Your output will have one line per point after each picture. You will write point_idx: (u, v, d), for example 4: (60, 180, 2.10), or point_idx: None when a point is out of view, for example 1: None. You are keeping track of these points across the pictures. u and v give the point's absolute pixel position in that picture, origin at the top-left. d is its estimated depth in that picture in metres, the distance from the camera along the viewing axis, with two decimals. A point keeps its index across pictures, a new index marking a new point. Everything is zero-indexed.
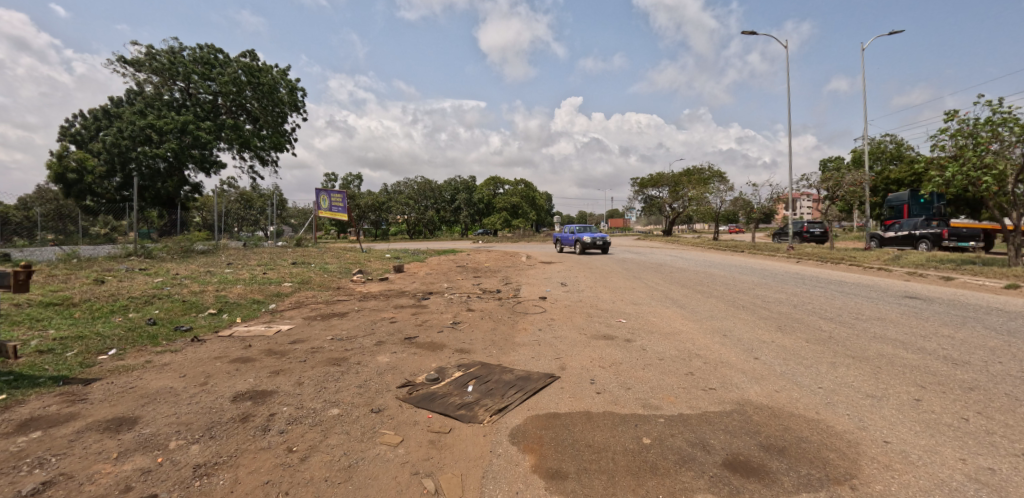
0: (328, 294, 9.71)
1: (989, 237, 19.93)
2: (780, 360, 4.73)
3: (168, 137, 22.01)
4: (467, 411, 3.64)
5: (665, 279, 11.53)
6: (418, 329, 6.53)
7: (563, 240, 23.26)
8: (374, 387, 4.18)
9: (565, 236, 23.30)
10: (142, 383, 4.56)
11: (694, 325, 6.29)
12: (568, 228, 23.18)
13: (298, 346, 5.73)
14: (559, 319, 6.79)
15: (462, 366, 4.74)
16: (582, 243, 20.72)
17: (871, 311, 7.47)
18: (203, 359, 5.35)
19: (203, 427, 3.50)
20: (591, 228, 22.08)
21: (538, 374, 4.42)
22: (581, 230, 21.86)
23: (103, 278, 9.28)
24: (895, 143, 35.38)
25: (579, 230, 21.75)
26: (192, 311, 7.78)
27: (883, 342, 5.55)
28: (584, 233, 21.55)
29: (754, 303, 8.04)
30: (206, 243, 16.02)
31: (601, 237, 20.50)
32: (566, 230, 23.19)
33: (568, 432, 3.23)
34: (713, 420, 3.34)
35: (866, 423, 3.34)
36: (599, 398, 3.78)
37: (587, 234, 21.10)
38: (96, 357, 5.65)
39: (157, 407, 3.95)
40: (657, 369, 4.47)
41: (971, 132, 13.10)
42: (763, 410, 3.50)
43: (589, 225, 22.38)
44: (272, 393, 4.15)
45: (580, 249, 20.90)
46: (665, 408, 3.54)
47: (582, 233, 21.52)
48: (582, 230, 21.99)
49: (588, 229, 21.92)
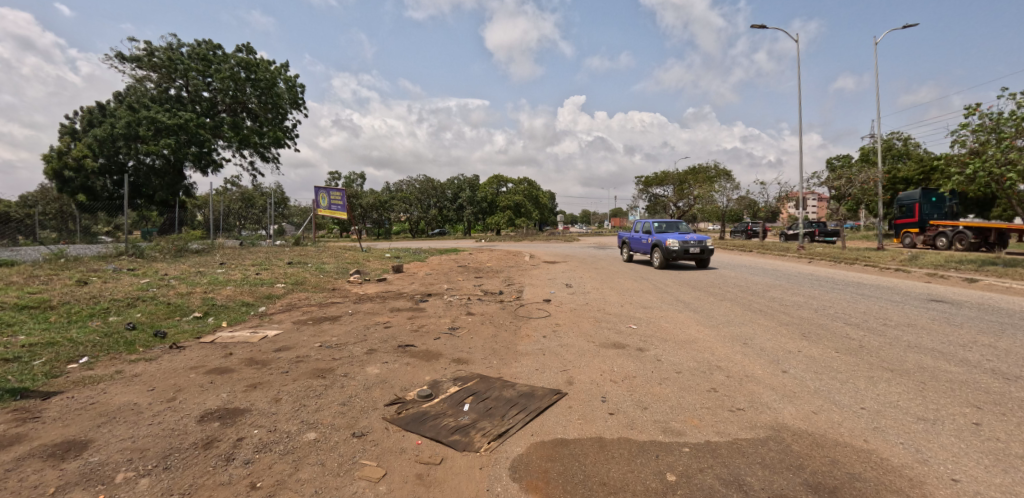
0: (323, 295, 9.26)
1: (1003, 236, 19.06)
2: (812, 374, 4.26)
3: (165, 134, 21.70)
4: (463, 436, 3.18)
5: (674, 281, 11.03)
6: (413, 335, 6.07)
7: (633, 243, 16.03)
8: (358, 406, 3.71)
9: (635, 237, 15.99)
10: (105, 399, 4.15)
11: (711, 332, 5.80)
12: (640, 225, 15.93)
13: (282, 355, 5.28)
14: (565, 324, 6.32)
15: (459, 380, 4.28)
16: (664, 250, 13.60)
17: (898, 316, 6.97)
18: (177, 369, 4.94)
19: (160, 455, 3.09)
20: (677, 225, 14.78)
21: (543, 389, 3.96)
22: (662, 229, 14.60)
23: (87, 279, 8.87)
24: (904, 141, 34.78)
25: (658, 230, 14.55)
26: (176, 314, 7.36)
27: (921, 352, 5.05)
28: (667, 233, 14.38)
29: (771, 307, 7.55)
30: (201, 242, 15.62)
31: (696, 241, 13.37)
32: (638, 228, 15.86)
33: (579, 466, 2.77)
34: (747, 451, 2.87)
35: (927, 454, 2.87)
36: (613, 421, 3.32)
37: (672, 236, 13.92)
38: (66, 366, 5.23)
39: (114, 428, 3.54)
40: (675, 384, 4.00)
41: (993, 127, 12.57)
42: (802, 437, 3.03)
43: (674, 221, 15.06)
44: (244, 411, 3.72)
45: (662, 259, 13.75)
46: (690, 433, 3.09)
47: (665, 233, 14.32)
48: (663, 228, 14.69)
49: (673, 227, 14.70)
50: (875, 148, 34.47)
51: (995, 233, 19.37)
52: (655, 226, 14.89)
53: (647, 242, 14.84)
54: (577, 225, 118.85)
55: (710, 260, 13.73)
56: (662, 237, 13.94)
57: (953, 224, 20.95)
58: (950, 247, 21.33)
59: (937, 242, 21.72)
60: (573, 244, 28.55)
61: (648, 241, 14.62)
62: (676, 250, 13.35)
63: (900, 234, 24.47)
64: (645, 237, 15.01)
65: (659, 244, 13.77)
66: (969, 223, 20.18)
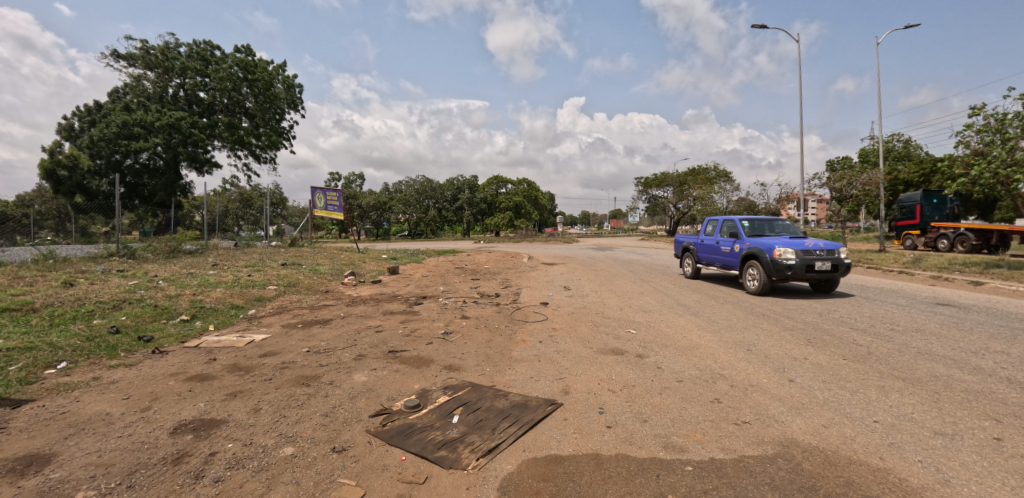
0: (315, 298, 9.05)
1: (1004, 238, 18.77)
2: (821, 383, 4.06)
3: (158, 134, 21.45)
4: (450, 452, 2.98)
5: (674, 283, 10.83)
6: (405, 340, 5.86)
7: (702, 251, 11.24)
8: (341, 417, 3.50)
9: (707, 243, 11.12)
10: (77, 408, 3.94)
11: (713, 338, 5.60)
12: (713, 225, 11.11)
13: (267, 362, 5.06)
14: (562, 329, 6.11)
15: (449, 389, 4.06)
16: (769, 265, 8.72)
17: (905, 320, 6.77)
18: (157, 376, 4.72)
19: (125, 472, 2.88)
20: (774, 224, 9.95)
21: (537, 400, 3.75)
22: (754, 231, 9.73)
23: (73, 281, 8.65)
24: (904, 142, 34.66)
25: (749, 233, 9.70)
26: (162, 317, 7.15)
27: (932, 359, 4.85)
28: (765, 237, 9.44)
29: (773, 311, 7.36)
30: (195, 242, 15.40)
31: (825, 252, 8.47)
32: (710, 230, 11.07)
33: (574, 487, 2.57)
34: (755, 470, 2.67)
35: (949, 475, 2.67)
36: (611, 435, 3.12)
37: (778, 242, 9.00)
38: (42, 372, 5.00)
39: (81, 441, 3.33)
40: (677, 394, 3.80)
41: (998, 128, 12.39)
42: (813, 454, 2.84)
43: (766, 218, 10.22)
44: (220, 422, 3.52)
45: (761, 280, 8.92)
46: (692, 449, 2.89)
47: (762, 236, 9.45)
48: (756, 229, 9.83)
49: (769, 227, 9.86)
50: (876, 150, 34.28)
51: (997, 234, 19.08)
52: (743, 226, 9.98)
53: (732, 249, 9.93)
54: (577, 226, 118.58)
55: (838, 282, 8.95)
56: (764, 243, 8.98)
57: (954, 226, 20.78)
58: (951, 249, 21.19)
59: (939, 244, 21.56)
60: (573, 245, 28.34)
61: (735, 249, 9.81)
62: (794, 266, 8.41)
63: (901, 236, 24.27)
64: (728, 242, 10.09)
65: (763, 256, 8.82)
66: (970, 225, 19.97)
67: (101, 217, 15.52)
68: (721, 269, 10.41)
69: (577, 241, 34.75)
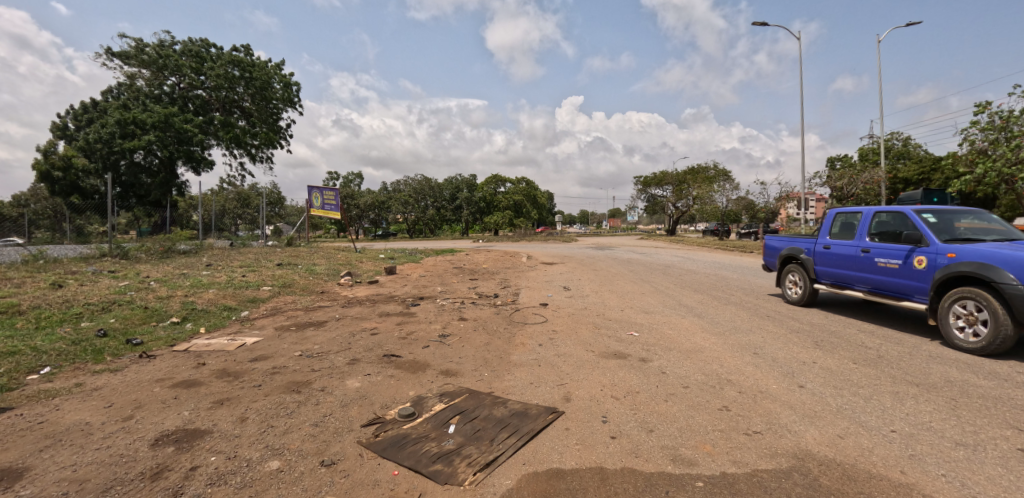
0: (310, 299, 8.86)
1: None
2: (832, 389, 3.91)
3: (153, 132, 21.19)
4: (445, 466, 2.81)
5: (675, 283, 10.67)
6: (400, 343, 5.69)
7: (822, 263, 7.34)
8: (331, 427, 3.34)
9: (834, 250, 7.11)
10: (55, 418, 3.76)
11: (717, 340, 5.43)
12: (837, 222, 7.24)
13: (257, 366, 4.89)
14: (562, 331, 5.94)
15: (445, 396, 3.90)
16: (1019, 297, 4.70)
17: (913, 321, 6.61)
18: (142, 383, 4.55)
19: (100, 489, 2.72)
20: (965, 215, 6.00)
21: (537, 407, 3.58)
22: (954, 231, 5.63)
23: (61, 282, 8.46)
24: (903, 141, 34.55)
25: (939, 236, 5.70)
26: (152, 320, 6.96)
27: (945, 363, 4.70)
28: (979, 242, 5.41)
29: (777, 312, 7.20)
30: (189, 242, 15.19)
31: None
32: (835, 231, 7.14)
33: None
34: (769, 486, 2.53)
35: (978, 492, 2.51)
36: (615, 446, 2.96)
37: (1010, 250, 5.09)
38: (24, 378, 4.82)
39: (56, 454, 3.16)
40: (683, 401, 3.63)
41: (1003, 125, 12.24)
42: (831, 468, 2.69)
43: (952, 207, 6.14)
44: (204, 433, 3.35)
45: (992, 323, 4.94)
46: (703, 463, 2.74)
47: (973, 241, 5.43)
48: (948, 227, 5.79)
49: (965, 222, 5.84)
50: (876, 148, 34.14)
51: None
52: (923, 222, 5.88)
53: (907, 263, 5.91)
54: (576, 225, 118.39)
55: None
56: (999, 256, 4.95)
57: None
58: None
59: None
60: (572, 245, 28.20)
61: (912, 265, 5.82)
62: None
63: None
64: (894, 253, 6.08)
65: (1007, 283, 4.78)
66: None
67: (96, 216, 15.30)
68: (868, 294, 6.51)
69: (576, 240, 34.61)
